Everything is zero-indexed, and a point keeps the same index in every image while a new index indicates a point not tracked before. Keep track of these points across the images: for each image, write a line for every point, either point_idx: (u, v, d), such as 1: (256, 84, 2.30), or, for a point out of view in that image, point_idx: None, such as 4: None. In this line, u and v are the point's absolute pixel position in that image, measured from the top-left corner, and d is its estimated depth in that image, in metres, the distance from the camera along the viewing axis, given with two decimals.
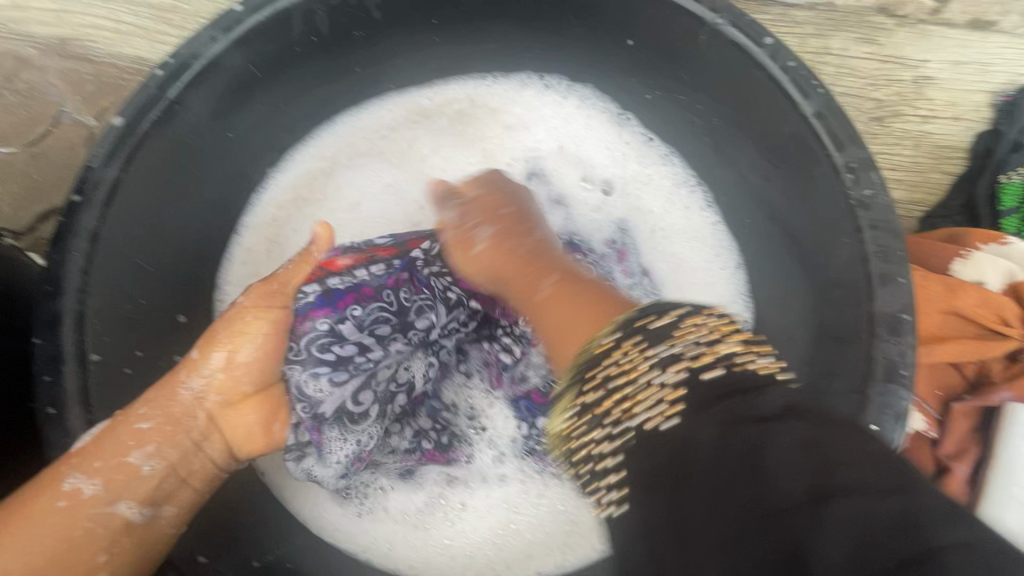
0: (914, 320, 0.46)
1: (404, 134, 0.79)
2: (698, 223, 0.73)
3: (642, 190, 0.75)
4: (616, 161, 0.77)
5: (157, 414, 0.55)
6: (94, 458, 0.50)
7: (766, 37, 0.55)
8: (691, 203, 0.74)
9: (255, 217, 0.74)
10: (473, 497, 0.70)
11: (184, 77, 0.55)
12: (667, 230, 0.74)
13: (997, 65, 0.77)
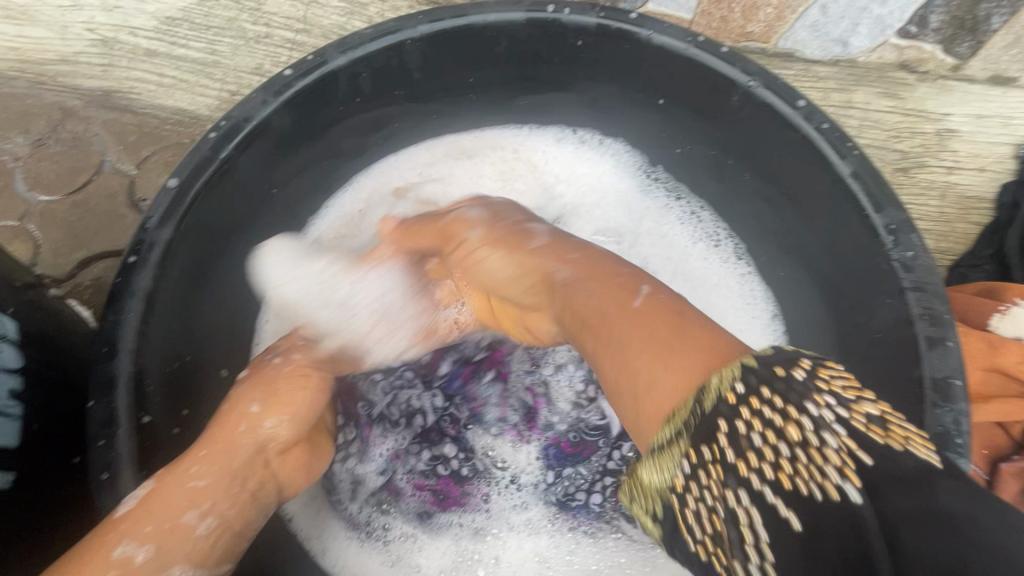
0: (964, 385, 0.46)
1: (437, 180, 0.79)
2: (730, 272, 0.72)
3: (675, 238, 0.75)
4: (646, 211, 0.77)
5: (212, 470, 0.51)
6: (147, 521, 0.46)
7: (799, 100, 0.58)
8: (724, 251, 0.73)
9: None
10: (505, 551, 0.66)
11: (236, 139, 0.58)
12: (697, 276, 0.73)
13: (1019, 118, 0.78)
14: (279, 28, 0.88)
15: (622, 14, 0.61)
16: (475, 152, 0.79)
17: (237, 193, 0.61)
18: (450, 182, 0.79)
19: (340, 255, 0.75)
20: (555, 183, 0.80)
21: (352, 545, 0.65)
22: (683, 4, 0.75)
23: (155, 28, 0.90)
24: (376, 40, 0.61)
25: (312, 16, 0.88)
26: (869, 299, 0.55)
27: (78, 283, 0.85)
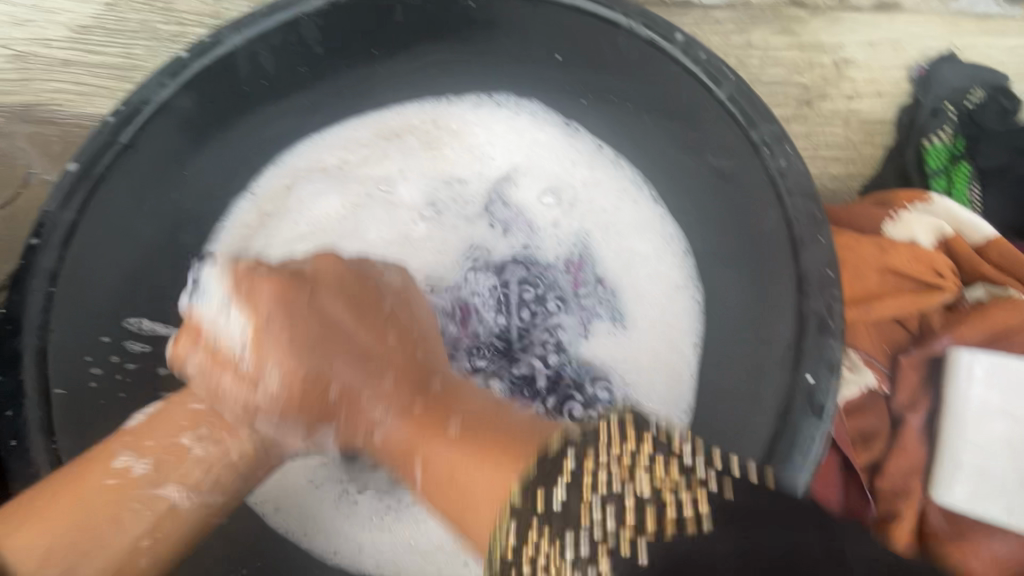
0: (838, 275, 0.49)
1: (364, 162, 0.78)
2: (647, 215, 0.74)
3: (601, 191, 0.76)
4: (569, 167, 0.77)
5: (205, 393, 0.54)
6: (147, 437, 0.51)
7: (676, 34, 0.60)
8: (639, 198, 0.75)
9: (221, 241, 0.73)
10: (431, 498, 0.69)
11: (136, 122, 0.59)
12: (619, 225, 0.74)
13: (909, 41, 0.81)
14: (192, 25, 0.89)
15: None
16: (397, 126, 0.79)
17: (146, 177, 0.63)
18: (381, 160, 0.78)
19: (267, 237, 0.74)
20: (482, 145, 0.79)
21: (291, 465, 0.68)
22: None
23: (69, 37, 0.91)
24: (270, 17, 0.62)
25: (224, 11, 0.89)
26: (756, 213, 0.57)
27: None
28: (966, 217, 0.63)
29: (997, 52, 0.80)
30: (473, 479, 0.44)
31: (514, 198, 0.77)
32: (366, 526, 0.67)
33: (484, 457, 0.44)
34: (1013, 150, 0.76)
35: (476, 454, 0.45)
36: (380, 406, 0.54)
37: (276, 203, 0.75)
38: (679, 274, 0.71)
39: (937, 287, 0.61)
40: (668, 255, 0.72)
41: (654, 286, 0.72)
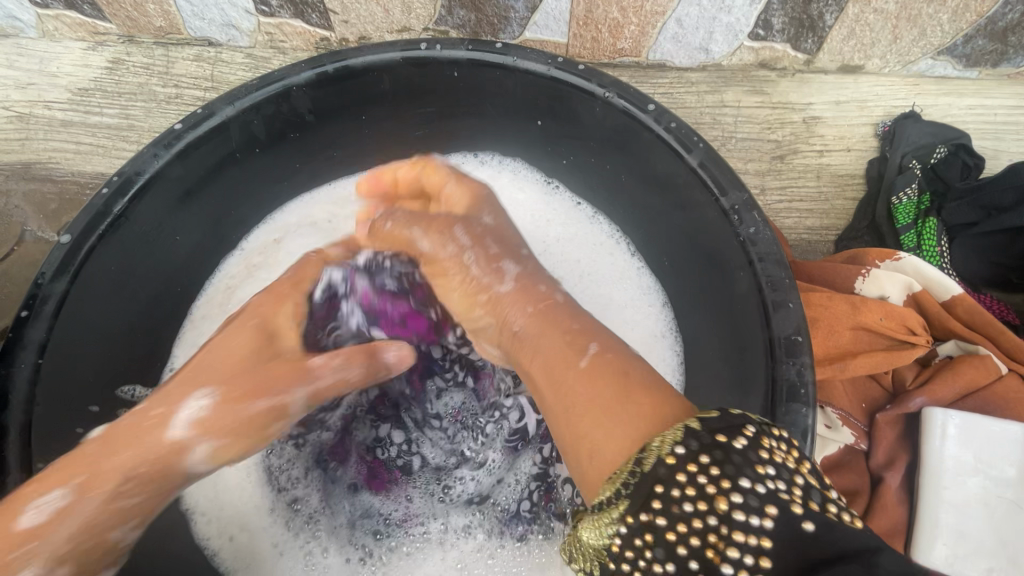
0: (806, 341, 0.51)
1: (347, 218, 0.80)
2: (624, 267, 0.77)
3: (575, 244, 0.79)
4: (547, 220, 0.80)
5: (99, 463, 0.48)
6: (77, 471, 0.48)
7: (649, 104, 0.63)
8: (616, 250, 0.78)
9: (206, 293, 0.76)
10: (425, 564, 0.69)
11: (128, 193, 0.61)
12: (596, 275, 0.77)
13: (873, 100, 0.86)
14: (189, 87, 0.93)
15: (488, 45, 0.66)
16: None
17: (138, 244, 0.64)
18: None
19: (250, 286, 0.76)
20: None
21: (264, 530, 0.69)
22: (557, 30, 0.83)
23: (69, 99, 0.94)
24: (262, 90, 0.65)
25: (219, 74, 0.93)
26: (729, 274, 0.59)
27: None
28: (934, 275, 0.65)
29: (957, 110, 0.85)
30: (609, 420, 0.41)
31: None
32: None
33: (618, 400, 0.41)
34: (977, 208, 0.77)
35: (619, 383, 0.43)
36: (497, 267, 0.56)
37: (265, 260, 0.78)
38: (657, 325, 0.73)
39: (912, 344, 0.63)
40: (645, 306, 0.74)
41: (630, 331, 0.73)
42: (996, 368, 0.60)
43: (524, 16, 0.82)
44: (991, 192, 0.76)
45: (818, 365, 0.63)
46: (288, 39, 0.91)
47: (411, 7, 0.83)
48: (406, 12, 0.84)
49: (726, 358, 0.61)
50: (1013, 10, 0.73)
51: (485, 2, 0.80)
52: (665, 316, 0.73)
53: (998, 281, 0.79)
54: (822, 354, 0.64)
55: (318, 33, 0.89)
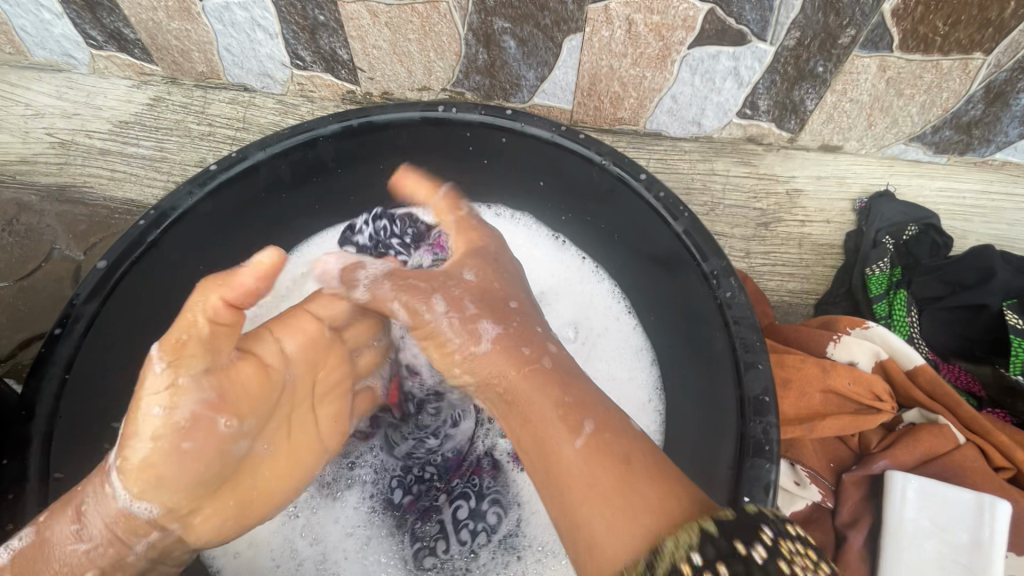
0: (773, 401, 0.56)
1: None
2: (622, 331, 0.79)
3: (592, 315, 0.81)
4: (559, 279, 0.83)
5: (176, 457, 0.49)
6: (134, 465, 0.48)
7: (641, 173, 0.69)
8: (619, 312, 0.80)
9: None
10: (323, 520, 0.74)
11: (162, 225, 0.67)
12: (600, 349, 0.79)
13: (852, 178, 0.93)
14: (221, 127, 1.00)
15: (499, 111, 0.73)
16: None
17: (167, 270, 0.70)
18: None
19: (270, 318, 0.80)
20: None
21: None
22: (564, 98, 0.92)
23: (110, 130, 1.02)
24: (292, 138, 0.71)
25: (251, 116, 1.00)
26: (707, 335, 0.64)
27: (17, 363, 0.88)
28: (899, 344, 0.70)
29: (928, 192, 0.92)
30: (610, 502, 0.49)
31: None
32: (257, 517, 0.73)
33: (621, 489, 0.49)
34: (943, 284, 0.83)
35: (615, 481, 0.50)
36: (476, 326, 0.64)
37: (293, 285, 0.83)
38: (644, 383, 0.76)
39: (878, 410, 0.67)
40: (638, 375, 0.77)
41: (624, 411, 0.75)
42: (955, 437, 0.64)
43: (534, 84, 0.90)
44: (954, 270, 0.82)
45: (789, 423, 0.67)
46: (317, 90, 0.99)
47: (433, 71, 0.91)
48: (427, 74, 0.92)
49: (701, 416, 0.65)
50: (974, 108, 0.80)
51: (500, 71, 0.89)
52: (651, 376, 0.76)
53: (965, 353, 0.82)
54: (793, 413, 0.68)
55: (345, 86, 0.97)
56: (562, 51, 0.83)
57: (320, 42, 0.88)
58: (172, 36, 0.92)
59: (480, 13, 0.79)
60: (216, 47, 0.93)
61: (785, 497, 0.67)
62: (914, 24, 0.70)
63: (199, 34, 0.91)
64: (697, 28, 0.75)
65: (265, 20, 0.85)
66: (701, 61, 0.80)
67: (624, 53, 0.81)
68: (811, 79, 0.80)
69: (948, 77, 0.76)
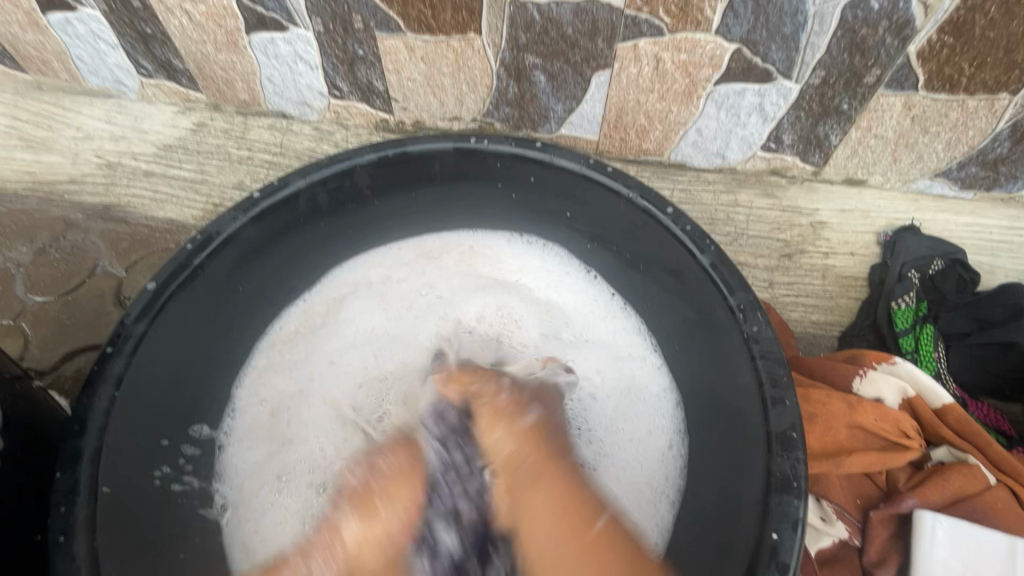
0: (801, 437, 0.56)
1: (410, 284, 0.87)
2: (649, 368, 0.79)
3: (618, 364, 0.81)
4: (589, 311, 0.84)
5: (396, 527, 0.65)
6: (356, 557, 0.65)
7: (668, 207, 0.70)
8: (644, 348, 0.81)
9: (266, 340, 0.83)
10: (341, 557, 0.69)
11: (208, 249, 0.70)
12: (628, 387, 0.79)
13: (876, 211, 0.94)
14: (259, 151, 1.05)
15: (530, 143, 0.75)
16: (438, 255, 0.88)
17: (209, 292, 0.73)
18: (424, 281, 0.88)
19: (306, 345, 0.83)
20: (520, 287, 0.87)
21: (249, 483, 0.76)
22: (590, 129, 0.94)
23: (154, 153, 1.07)
24: (330, 166, 0.74)
25: (288, 142, 1.05)
26: (732, 368, 0.65)
27: (59, 375, 0.92)
28: (926, 382, 0.70)
29: (955, 227, 0.92)
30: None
31: (577, 358, 0.82)
32: (272, 522, 0.74)
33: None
34: (971, 320, 0.83)
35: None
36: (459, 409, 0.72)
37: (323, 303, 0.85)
38: (662, 423, 0.76)
39: (907, 447, 0.67)
40: (662, 411, 0.77)
41: (645, 451, 0.75)
42: (985, 477, 0.64)
43: (562, 116, 0.93)
44: (984, 307, 0.82)
45: (815, 458, 0.67)
46: (351, 118, 1.03)
47: (464, 102, 0.94)
48: (458, 105, 0.95)
49: (728, 451, 0.65)
50: (1001, 145, 0.81)
51: (529, 103, 0.92)
52: (674, 415, 0.76)
53: (994, 390, 0.82)
54: (820, 448, 0.68)
55: (379, 115, 1.01)
56: (590, 86, 0.86)
57: (357, 74, 0.93)
58: (218, 67, 0.97)
59: (513, 49, 0.82)
60: (259, 77, 0.97)
61: (810, 533, 0.66)
62: (940, 66, 0.71)
63: (243, 66, 0.96)
64: (724, 66, 0.77)
65: (307, 53, 0.90)
66: (727, 97, 0.82)
67: (651, 88, 0.83)
68: (835, 115, 0.82)
69: (973, 116, 0.77)
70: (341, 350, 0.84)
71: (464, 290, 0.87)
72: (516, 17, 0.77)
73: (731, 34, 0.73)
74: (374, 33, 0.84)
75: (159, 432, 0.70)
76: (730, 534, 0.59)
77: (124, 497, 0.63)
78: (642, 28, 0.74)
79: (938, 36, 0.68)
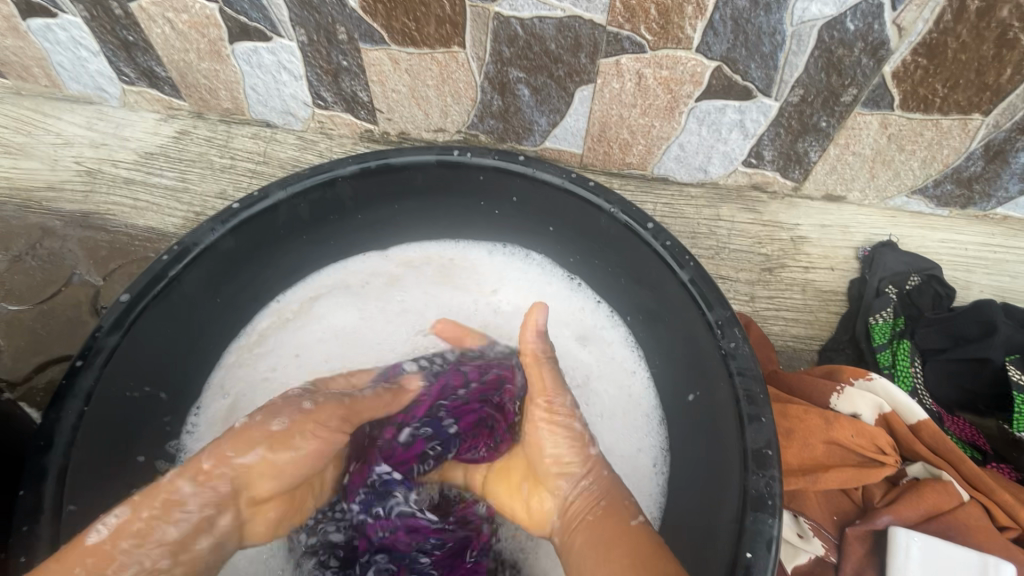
0: (776, 454, 0.56)
1: (388, 292, 0.87)
2: (630, 379, 0.79)
3: (600, 377, 0.80)
4: (573, 321, 0.84)
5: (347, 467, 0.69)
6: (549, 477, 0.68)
7: (648, 222, 0.70)
8: (627, 360, 0.80)
9: (244, 347, 0.82)
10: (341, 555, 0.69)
11: (184, 260, 0.69)
12: (610, 398, 0.79)
13: (855, 227, 0.95)
14: (242, 160, 1.04)
15: (512, 156, 0.75)
16: (418, 264, 0.88)
17: (185, 303, 0.72)
18: (406, 288, 0.87)
19: (284, 354, 0.82)
20: (504, 296, 0.86)
21: None
22: (573, 142, 0.95)
23: (135, 160, 1.06)
24: (311, 177, 0.74)
25: (272, 151, 1.04)
26: (710, 384, 0.65)
27: (32, 387, 0.90)
28: (902, 398, 0.71)
29: (931, 243, 0.94)
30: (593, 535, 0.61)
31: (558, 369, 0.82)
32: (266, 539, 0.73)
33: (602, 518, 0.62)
34: (946, 336, 0.83)
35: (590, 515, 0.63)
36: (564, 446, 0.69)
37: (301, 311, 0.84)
38: (646, 436, 0.76)
39: (883, 464, 0.67)
40: (642, 424, 0.77)
41: (624, 466, 0.74)
42: (958, 494, 0.65)
43: (546, 129, 0.93)
44: (959, 323, 0.83)
45: (792, 474, 0.68)
46: (336, 128, 1.03)
47: (449, 114, 0.95)
48: (443, 117, 0.96)
49: (704, 465, 0.65)
50: (974, 164, 0.83)
51: (513, 116, 0.92)
52: (656, 429, 0.76)
53: (969, 406, 0.83)
54: (797, 464, 0.68)
55: (364, 125, 1.01)
56: (573, 100, 0.86)
57: (341, 85, 0.92)
58: (201, 75, 0.96)
59: (496, 63, 0.82)
60: (242, 87, 0.97)
61: (786, 549, 0.66)
62: (915, 86, 0.73)
63: (226, 74, 0.95)
64: (705, 83, 0.78)
65: (291, 63, 0.90)
66: (708, 113, 0.83)
67: (634, 103, 0.84)
68: (814, 132, 0.83)
69: (948, 135, 0.79)
70: (318, 356, 0.83)
71: (447, 297, 0.87)
72: (499, 31, 0.77)
73: (711, 52, 0.73)
74: (358, 44, 0.84)
75: (133, 448, 0.69)
76: (706, 552, 0.60)
77: (91, 514, 0.62)
78: (623, 44, 0.75)
79: (911, 57, 0.69)
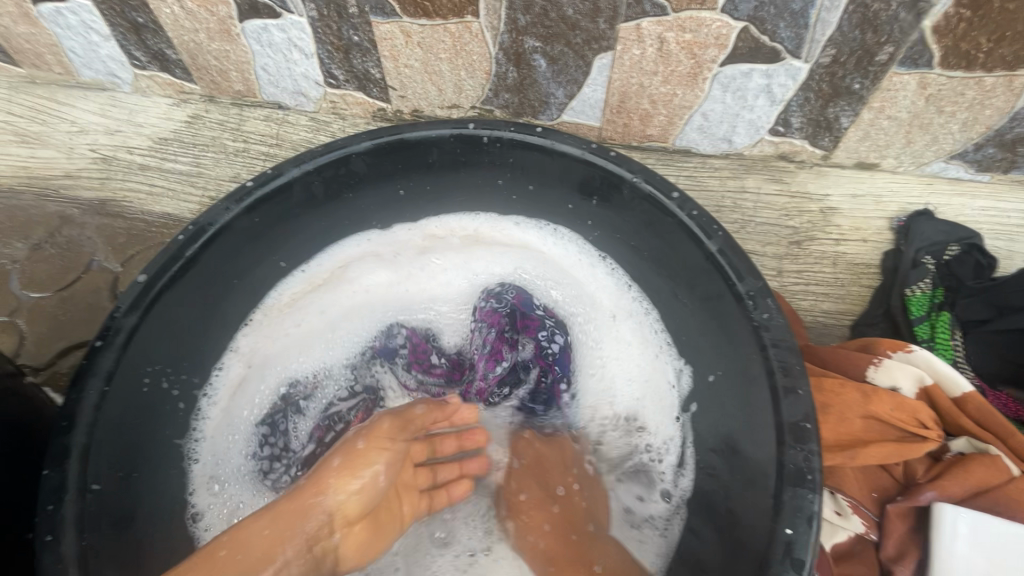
0: (815, 427, 0.54)
1: (408, 265, 0.86)
2: (653, 353, 0.78)
3: (627, 354, 0.79)
4: (592, 296, 0.82)
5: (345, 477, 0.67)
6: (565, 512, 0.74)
7: (673, 191, 0.67)
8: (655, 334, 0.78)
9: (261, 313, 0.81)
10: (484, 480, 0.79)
11: (200, 240, 0.68)
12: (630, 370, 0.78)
13: (888, 197, 0.91)
14: (255, 143, 1.03)
15: (529, 128, 0.72)
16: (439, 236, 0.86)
17: (201, 284, 0.71)
18: (425, 262, 0.86)
19: (299, 320, 0.82)
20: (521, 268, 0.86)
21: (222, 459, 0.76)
22: (592, 115, 0.92)
23: (149, 147, 1.05)
24: (326, 154, 0.71)
25: (285, 133, 1.03)
26: (742, 359, 0.63)
27: (55, 372, 0.92)
28: (945, 369, 0.67)
29: (971, 212, 0.89)
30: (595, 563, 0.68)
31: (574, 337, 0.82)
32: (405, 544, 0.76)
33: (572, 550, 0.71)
34: (990, 306, 0.80)
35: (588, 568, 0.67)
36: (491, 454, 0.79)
37: (330, 280, 0.84)
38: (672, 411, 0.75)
39: (925, 438, 0.64)
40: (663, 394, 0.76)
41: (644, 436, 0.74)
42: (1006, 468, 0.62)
43: (563, 102, 0.91)
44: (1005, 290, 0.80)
45: (828, 450, 0.65)
46: (348, 108, 1.02)
47: (463, 89, 0.92)
48: (457, 92, 0.93)
49: (737, 442, 0.63)
50: (1020, 125, 0.78)
51: (529, 88, 0.89)
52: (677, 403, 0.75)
53: (1014, 380, 0.79)
54: (834, 440, 0.65)
55: (376, 104, 0.99)
56: (592, 70, 0.83)
57: (353, 62, 0.91)
58: (211, 57, 0.95)
59: (511, 32, 0.80)
60: (253, 67, 0.95)
61: (824, 528, 0.65)
62: (958, 41, 0.68)
63: (237, 55, 0.94)
64: (731, 46, 0.74)
65: (302, 41, 0.88)
66: (733, 79, 0.80)
67: (655, 70, 0.81)
68: (847, 96, 0.79)
69: (991, 94, 0.74)
70: (337, 321, 0.84)
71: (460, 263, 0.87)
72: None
73: (738, 12, 0.70)
74: (369, 18, 0.81)
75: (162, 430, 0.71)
76: (740, 529, 0.60)
77: (116, 498, 0.63)
78: (645, 6, 0.71)
79: (955, 9, 0.64)
